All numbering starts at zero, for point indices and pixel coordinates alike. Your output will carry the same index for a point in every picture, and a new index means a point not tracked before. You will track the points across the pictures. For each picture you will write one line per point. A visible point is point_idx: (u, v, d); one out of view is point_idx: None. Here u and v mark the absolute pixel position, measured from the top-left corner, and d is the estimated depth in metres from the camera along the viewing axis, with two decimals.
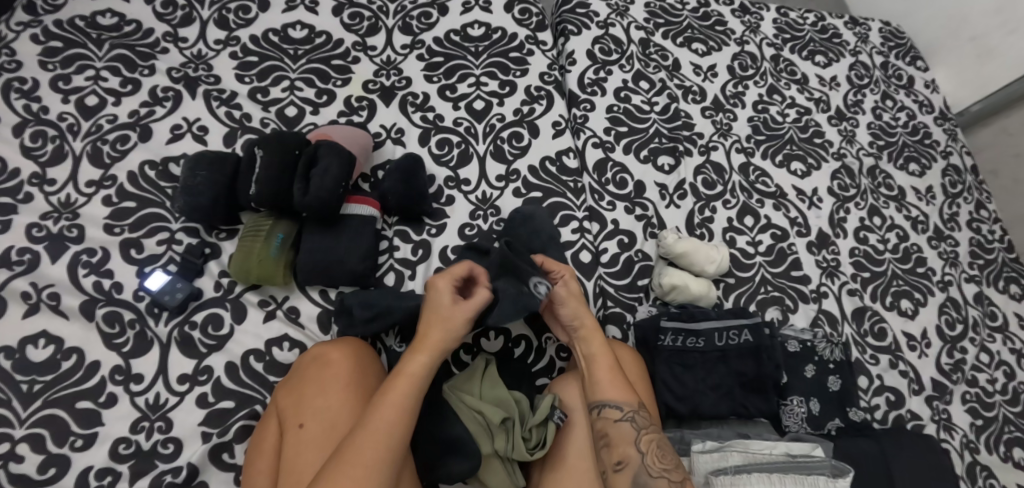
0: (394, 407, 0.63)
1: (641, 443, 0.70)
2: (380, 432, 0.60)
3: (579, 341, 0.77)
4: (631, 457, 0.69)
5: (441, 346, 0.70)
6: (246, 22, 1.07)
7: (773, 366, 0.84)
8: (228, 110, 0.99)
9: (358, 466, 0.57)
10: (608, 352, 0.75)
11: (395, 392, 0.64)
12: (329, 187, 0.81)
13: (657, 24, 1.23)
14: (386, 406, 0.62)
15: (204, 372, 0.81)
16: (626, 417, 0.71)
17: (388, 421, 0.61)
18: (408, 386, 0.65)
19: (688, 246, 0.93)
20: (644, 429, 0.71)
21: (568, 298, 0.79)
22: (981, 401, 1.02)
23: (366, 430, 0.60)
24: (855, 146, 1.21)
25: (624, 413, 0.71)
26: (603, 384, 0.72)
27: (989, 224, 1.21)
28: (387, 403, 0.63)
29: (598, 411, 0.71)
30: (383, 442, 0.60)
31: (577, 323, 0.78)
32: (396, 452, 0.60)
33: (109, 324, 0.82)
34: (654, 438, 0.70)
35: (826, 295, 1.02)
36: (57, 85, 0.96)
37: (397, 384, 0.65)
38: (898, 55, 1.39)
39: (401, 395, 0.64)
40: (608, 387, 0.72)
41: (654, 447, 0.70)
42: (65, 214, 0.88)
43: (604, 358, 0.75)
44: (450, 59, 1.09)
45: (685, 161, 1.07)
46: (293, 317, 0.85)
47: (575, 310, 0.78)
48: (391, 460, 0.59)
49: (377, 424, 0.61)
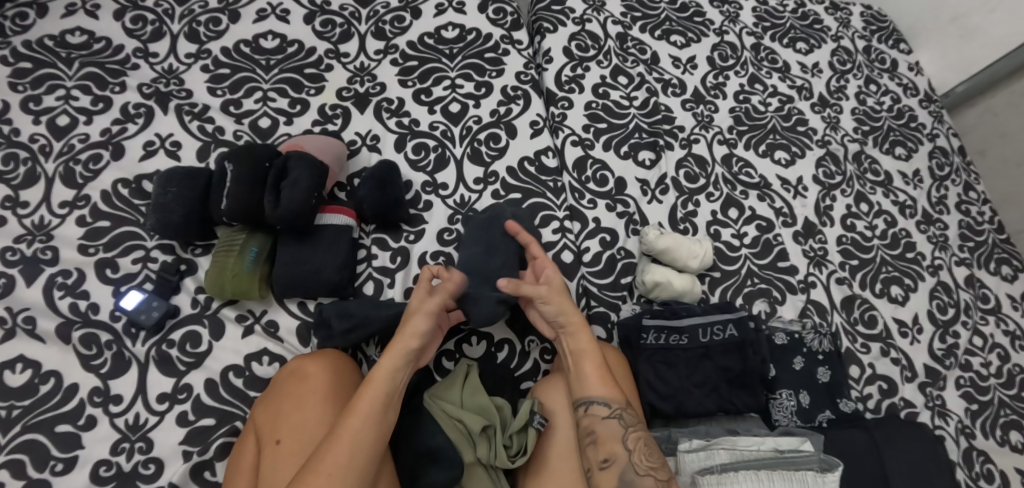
0: (364, 414, 0.62)
1: (628, 441, 0.68)
2: (356, 442, 0.60)
3: (565, 336, 0.75)
4: (618, 455, 0.67)
5: (410, 344, 0.69)
6: (217, 34, 1.06)
7: (758, 362, 0.83)
8: (200, 124, 0.98)
9: (327, 477, 0.57)
10: (596, 349, 0.74)
11: (363, 399, 0.63)
12: (300, 199, 0.79)
13: (634, 17, 1.22)
14: (357, 413, 0.62)
15: (184, 390, 0.79)
16: (613, 414, 0.69)
17: (360, 429, 0.61)
18: (378, 392, 0.64)
19: (671, 243, 0.91)
20: (631, 427, 0.69)
21: (552, 293, 0.76)
22: (976, 385, 1.01)
23: (338, 439, 0.60)
24: (840, 132, 1.20)
25: (611, 410, 0.70)
26: (593, 382, 0.71)
27: (978, 206, 1.19)
28: (360, 411, 0.62)
29: (584, 409, 0.70)
30: (353, 451, 0.59)
31: (563, 318, 0.76)
32: (367, 460, 0.60)
33: (86, 346, 0.81)
34: (640, 435, 0.69)
35: (814, 285, 1.01)
36: (28, 106, 0.96)
37: (365, 390, 0.64)
38: (881, 39, 1.37)
39: (373, 403, 0.63)
40: (597, 383, 0.71)
41: (641, 444, 0.68)
42: (39, 236, 0.87)
43: (593, 355, 0.73)
44: (425, 63, 1.07)
45: (666, 155, 1.06)
46: (272, 331, 0.84)
47: (560, 307, 0.76)
48: (365, 466, 0.59)
49: (347, 432, 0.60)
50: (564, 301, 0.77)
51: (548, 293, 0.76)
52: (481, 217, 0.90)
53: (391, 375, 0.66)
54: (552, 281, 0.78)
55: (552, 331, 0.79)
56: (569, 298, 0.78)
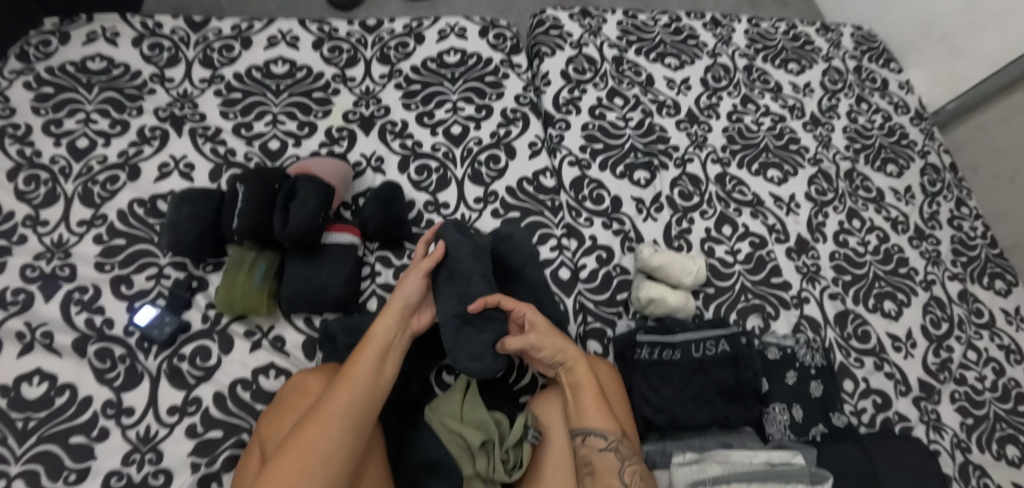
0: (360, 369, 0.70)
1: (624, 474, 0.70)
2: (352, 392, 0.68)
3: (563, 367, 0.77)
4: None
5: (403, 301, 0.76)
6: (230, 60, 1.11)
7: (751, 374, 0.85)
8: (213, 146, 1.02)
9: (328, 417, 0.65)
10: (592, 381, 0.76)
11: (362, 353, 0.71)
12: (308, 218, 0.82)
13: (629, 41, 1.26)
14: (356, 365, 0.70)
15: (193, 403, 0.82)
16: (609, 447, 0.71)
17: (358, 378, 0.69)
18: (373, 350, 0.72)
19: (665, 259, 0.93)
20: (628, 460, 0.71)
21: (541, 337, 0.77)
22: (970, 399, 1.03)
23: (338, 387, 0.68)
24: (831, 150, 1.23)
25: (608, 443, 0.72)
26: (592, 413, 0.73)
27: (971, 221, 1.22)
28: (357, 366, 0.70)
29: (581, 439, 0.73)
30: (350, 399, 0.67)
31: (559, 356, 0.77)
32: (363, 406, 0.67)
33: (101, 360, 0.84)
34: (637, 469, 0.71)
35: (807, 300, 1.03)
36: (49, 129, 1.01)
37: (365, 345, 0.72)
38: (871, 59, 1.41)
39: (367, 359, 0.71)
40: (595, 415, 0.73)
41: (637, 476, 0.70)
42: (58, 253, 0.91)
43: (590, 387, 0.75)
44: (427, 87, 1.12)
45: (661, 175, 1.09)
46: (278, 346, 0.87)
47: (554, 348, 0.76)
48: (363, 407, 0.67)
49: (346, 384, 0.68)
50: (552, 342, 0.77)
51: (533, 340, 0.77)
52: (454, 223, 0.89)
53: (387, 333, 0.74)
54: (536, 324, 0.78)
55: (550, 370, 0.80)
56: (561, 334, 0.79)
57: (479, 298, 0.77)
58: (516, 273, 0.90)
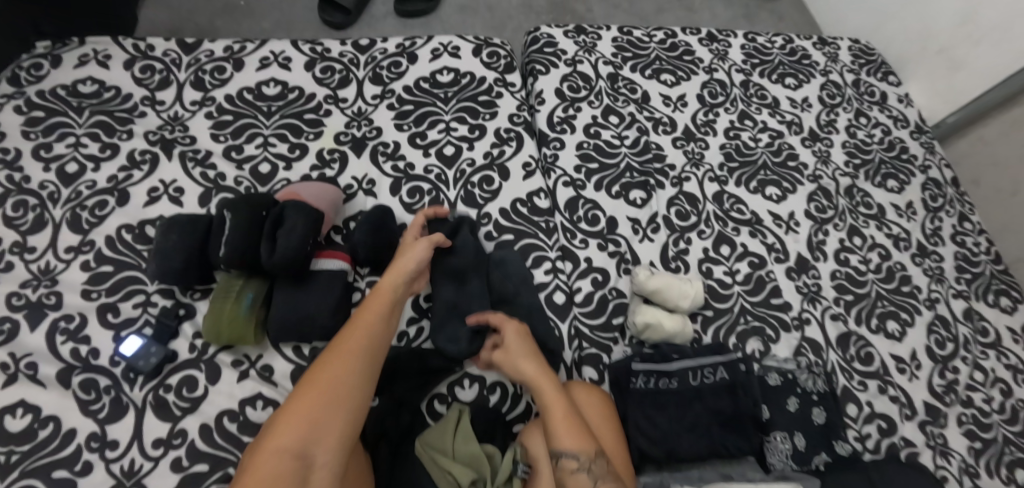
0: (370, 318, 0.75)
1: None
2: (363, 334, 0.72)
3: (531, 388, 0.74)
4: None
5: (409, 267, 0.82)
6: (221, 82, 1.10)
7: (750, 402, 0.83)
8: (203, 170, 1.01)
9: (343, 350, 0.70)
10: (559, 400, 0.72)
11: (371, 301, 0.77)
12: (295, 246, 0.81)
13: (624, 57, 1.25)
14: (365, 309, 0.75)
15: (178, 435, 0.80)
16: (582, 467, 0.67)
17: (368, 319, 0.74)
18: (381, 303, 0.77)
19: (660, 283, 0.92)
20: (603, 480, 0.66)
21: (506, 354, 0.77)
22: (978, 422, 1.00)
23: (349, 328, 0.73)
24: (831, 166, 1.21)
25: (581, 464, 0.67)
26: (562, 434, 0.69)
27: (974, 237, 1.19)
28: (365, 316, 0.75)
29: (555, 463, 0.68)
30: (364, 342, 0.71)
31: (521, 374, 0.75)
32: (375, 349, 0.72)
33: (85, 391, 0.83)
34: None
35: (808, 322, 1.01)
36: (38, 154, 0.99)
37: (373, 296, 0.78)
38: (870, 72, 1.39)
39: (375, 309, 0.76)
40: (564, 437, 0.69)
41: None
42: (45, 281, 0.90)
43: (558, 407, 0.71)
44: (420, 107, 1.11)
45: (657, 194, 1.08)
46: (266, 375, 0.85)
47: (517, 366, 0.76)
48: (374, 342, 0.72)
49: (356, 329, 0.73)
50: (528, 351, 0.77)
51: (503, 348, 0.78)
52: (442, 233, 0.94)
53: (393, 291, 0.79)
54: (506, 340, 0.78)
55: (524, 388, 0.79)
56: (526, 351, 0.77)
57: (475, 315, 0.83)
58: (507, 297, 0.90)
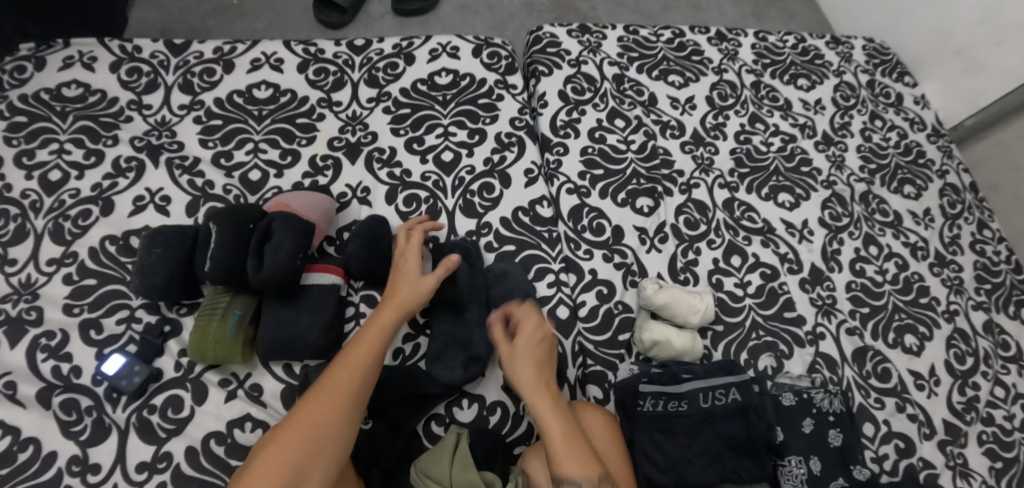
0: (360, 355, 0.70)
1: None
2: (349, 377, 0.67)
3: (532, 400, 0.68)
4: None
5: (411, 304, 0.77)
6: (211, 85, 1.06)
7: (765, 426, 0.79)
8: (191, 179, 0.97)
9: (331, 390, 0.66)
10: (560, 417, 0.66)
11: (365, 337, 0.72)
12: (283, 263, 0.78)
13: (631, 58, 1.20)
14: (360, 345, 0.71)
15: (163, 458, 0.77)
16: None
17: (360, 358, 0.70)
18: (376, 337, 0.72)
19: (669, 297, 0.88)
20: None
21: (512, 355, 0.72)
22: (1000, 441, 0.96)
23: (340, 364, 0.69)
24: (845, 172, 1.16)
25: None
26: (565, 459, 0.62)
27: (994, 245, 1.15)
28: (353, 354, 0.70)
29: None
30: (349, 386, 0.67)
31: (521, 381, 0.69)
32: (361, 393, 0.67)
33: (66, 412, 0.79)
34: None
35: (823, 337, 0.97)
36: (21, 161, 0.95)
37: (369, 331, 0.73)
38: (884, 72, 1.34)
39: (365, 345, 0.71)
40: (565, 460, 0.62)
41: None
42: (25, 295, 0.86)
43: (558, 425, 0.65)
44: (418, 111, 1.06)
45: (665, 202, 1.03)
46: (255, 395, 0.81)
47: (522, 368, 0.70)
48: (364, 382, 0.68)
49: (342, 368, 0.68)
50: (537, 361, 0.71)
51: (514, 349, 0.72)
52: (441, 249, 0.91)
53: (388, 323, 0.74)
54: (520, 339, 0.73)
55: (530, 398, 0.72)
56: (534, 355, 0.72)
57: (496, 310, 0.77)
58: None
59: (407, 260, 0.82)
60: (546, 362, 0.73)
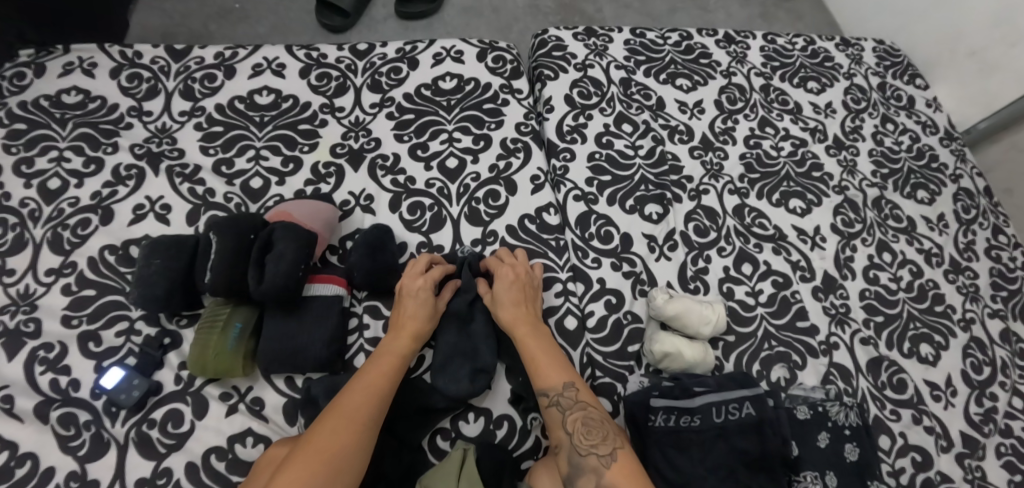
0: (375, 381, 0.71)
1: (568, 424, 0.71)
2: (363, 405, 0.68)
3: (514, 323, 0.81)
4: (563, 441, 0.70)
5: (423, 332, 0.79)
6: (212, 91, 1.05)
7: (779, 441, 0.76)
8: (191, 186, 0.95)
9: (344, 414, 0.66)
10: (530, 341, 0.78)
11: (379, 364, 0.73)
12: (284, 274, 0.76)
13: (638, 61, 1.18)
14: (375, 371, 0.72)
15: (163, 474, 0.75)
16: (553, 402, 0.73)
17: (374, 384, 0.71)
18: (390, 365, 0.74)
19: (680, 308, 0.85)
20: (571, 410, 0.72)
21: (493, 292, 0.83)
22: (1018, 453, 0.94)
23: (354, 388, 0.70)
24: (857, 177, 1.14)
25: (552, 399, 0.73)
26: (536, 371, 0.75)
27: (1010, 251, 1.12)
28: (366, 381, 0.71)
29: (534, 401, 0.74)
30: (364, 414, 0.67)
31: (501, 313, 0.81)
32: (373, 422, 0.68)
33: (64, 427, 0.77)
34: (580, 417, 0.71)
35: (836, 347, 0.94)
36: (20, 170, 0.94)
37: (382, 359, 0.74)
38: (895, 74, 1.32)
39: (378, 372, 0.72)
40: (534, 373, 0.75)
41: (580, 424, 0.70)
42: (23, 306, 0.84)
43: (529, 346, 0.77)
44: (421, 116, 1.04)
45: (674, 209, 1.01)
46: (256, 409, 0.80)
47: (501, 302, 0.82)
48: (379, 408, 0.69)
49: (355, 394, 0.69)
50: (515, 294, 0.82)
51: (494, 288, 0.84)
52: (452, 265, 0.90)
53: (403, 351, 0.76)
54: (499, 277, 0.84)
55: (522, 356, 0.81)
56: (514, 289, 0.82)
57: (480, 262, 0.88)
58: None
59: (414, 285, 0.82)
60: (526, 296, 0.83)
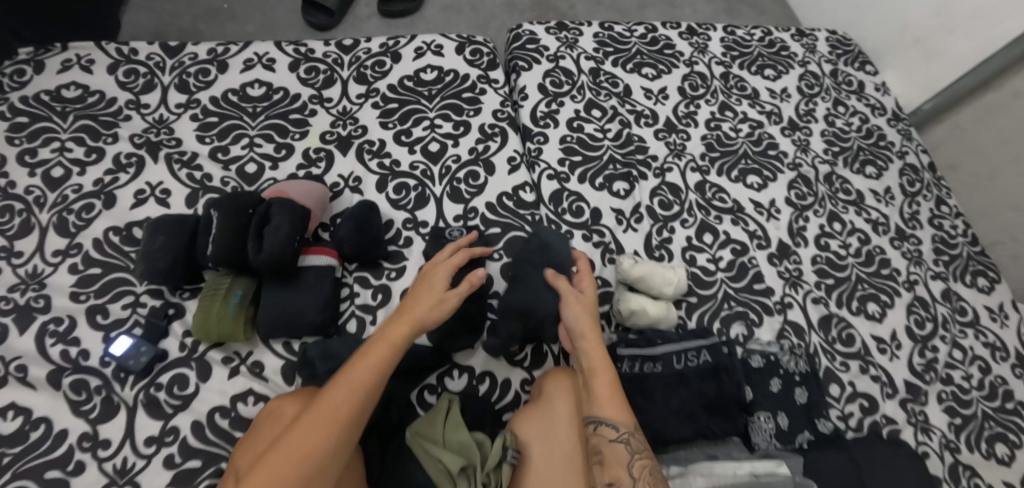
0: (366, 373, 0.67)
1: (633, 467, 0.66)
2: (351, 397, 0.65)
3: (579, 350, 0.78)
4: (623, 480, 0.65)
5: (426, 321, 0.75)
6: (206, 84, 1.11)
7: (734, 385, 0.85)
8: (189, 172, 1.02)
9: (330, 407, 0.63)
10: (605, 369, 0.74)
11: (370, 356, 0.69)
12: (281, 243, 0.83)
13: (606, 52, 1.27)
14: (366, 362, 0.68)
15: (170, 432, 0.81)
16: (620, 437, 0.68)
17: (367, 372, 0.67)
18: (386, 354, 0.69)
19: (645, 271, 0.94)
20: (638, 454, 0.67)
21: (574, 305, 0.81)
22: (958, 399, 1.03)
23: (344, 379, 0.66)
24: (810, 154, 1.23)
25: (619, 434, 0.68)
26: (604, 402, 0.71)
27: (951, 220, 1.22)
28: (359, 370, 0.67)
29: (592, 427, 0.70)
30: (350, 407, 0.64)
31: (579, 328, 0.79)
32: (360, 414, 0.65)
33: (76, 392, 0.83)
34: (648, 464, 0.66)
35: (790, 306, 1.03)
36: (24, 159, 1.00)
37: (377, 347, 0.70)
38: (847, 62, 1.42)
39: (372, 362, 0.68)
40: (607, 403, 0.71)
41: (645, 473, 0.65)
42: (33, 285, 0.90)
43: (603, 375, 0.74)
44: (405, 105, 1.12)
45: (640, 185, 1.10)
46: (257, 371, 0.86)
47: (579, 319, 0.79)
48: (365, 401, 0.66)
49: (343, 387, 0.65)
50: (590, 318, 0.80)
51: (571, 304, 0.81)
52: (437, 238, 0.97)
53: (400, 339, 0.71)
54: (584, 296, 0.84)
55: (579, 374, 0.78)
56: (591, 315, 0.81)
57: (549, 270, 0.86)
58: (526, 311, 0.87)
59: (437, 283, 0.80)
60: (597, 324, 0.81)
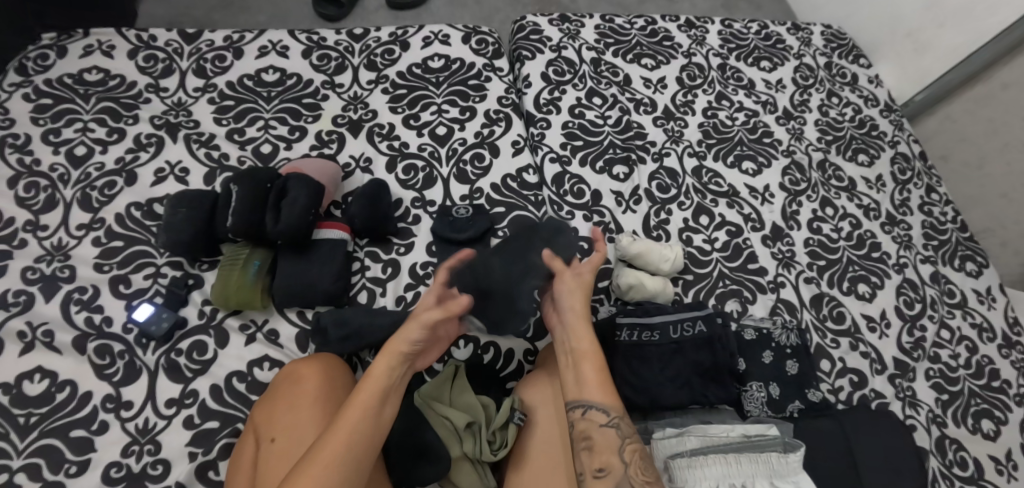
0: (376, 389, 0.66)
1: (625, 452, 0.68)
2: (363, 420, 0.63)
3: (566, 328, 0.76)
4: (613, 465, 0.67)
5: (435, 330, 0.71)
6: (222, 69, 1.16)
7: (727, 355, 0.89)
8: (207, 151, 1.06)
9: (344, 428, 0.63)
10: (595, 351, 0.73)
11: (379, 368, 0.67)
12: (299, 215, 0.87)
13: (607, 43, 1.31)
14: (376, 377, 0.66)
15: (190, 395, 0.85)
16: (610, 423, 0.69)
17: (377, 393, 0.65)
18: (394, 371, 0.67)
19: (644, 248, 0.98)
20: (629, 438, 0.68)
21: (568, 284, 0.78)
22: (945, 376, 1.07)
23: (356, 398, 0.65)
24: (804, 142, 1.27)
25: (609, 419, 0.69)
26: (591, 387, 0.71)
27: (941, 207, 1.26)
28: (367, 391, 0.65)
29: (581, 412, 0.70)
30: (362, 430, 0.63)
31: (569, 307, 0.76)
32: (375, 436, 0.64)
33: (100, 356, 0.87)
34: (637, 449, 0.68)
35: (783, 285, 1.07)
36: (48, 138, 1.04)
37: (384, 359, 0.68)
38: (841, 55, 1.46)
39: (378, 379, 0.66)
40: (597, 388, 0.71)
41: (635, 457, 0.67)
42: (58, 256, 0.94)
43: (591, 357, 0.73)
44: (413, 91, 1.16)
45: (639, 169, 1.14)
46: (272, 338, 0.90)
47: (572, 299, 0.77)
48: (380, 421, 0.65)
49: (356, 409, 0.64)
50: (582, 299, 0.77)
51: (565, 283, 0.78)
52: (444, 216, 1.01)
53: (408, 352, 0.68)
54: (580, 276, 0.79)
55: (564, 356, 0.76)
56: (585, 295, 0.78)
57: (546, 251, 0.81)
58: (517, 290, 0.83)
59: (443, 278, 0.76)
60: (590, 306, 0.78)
